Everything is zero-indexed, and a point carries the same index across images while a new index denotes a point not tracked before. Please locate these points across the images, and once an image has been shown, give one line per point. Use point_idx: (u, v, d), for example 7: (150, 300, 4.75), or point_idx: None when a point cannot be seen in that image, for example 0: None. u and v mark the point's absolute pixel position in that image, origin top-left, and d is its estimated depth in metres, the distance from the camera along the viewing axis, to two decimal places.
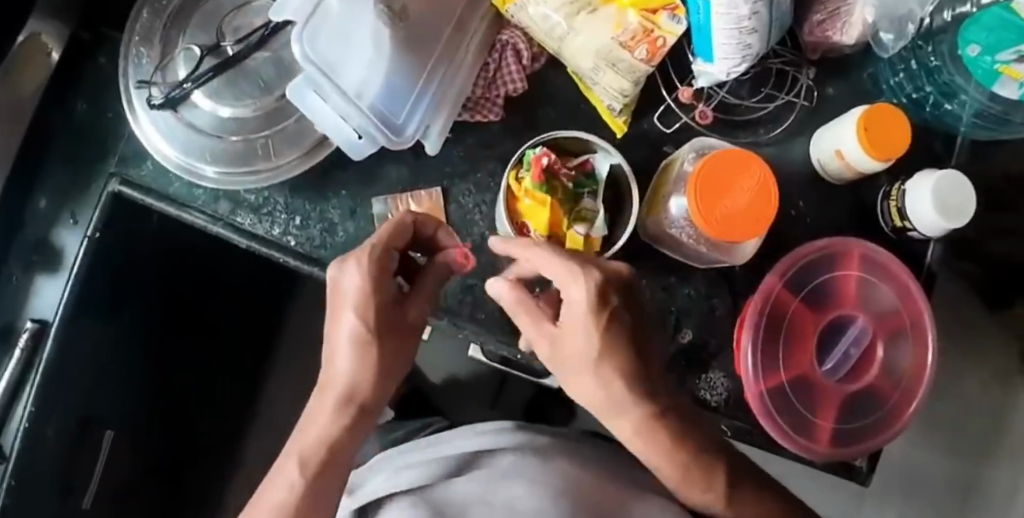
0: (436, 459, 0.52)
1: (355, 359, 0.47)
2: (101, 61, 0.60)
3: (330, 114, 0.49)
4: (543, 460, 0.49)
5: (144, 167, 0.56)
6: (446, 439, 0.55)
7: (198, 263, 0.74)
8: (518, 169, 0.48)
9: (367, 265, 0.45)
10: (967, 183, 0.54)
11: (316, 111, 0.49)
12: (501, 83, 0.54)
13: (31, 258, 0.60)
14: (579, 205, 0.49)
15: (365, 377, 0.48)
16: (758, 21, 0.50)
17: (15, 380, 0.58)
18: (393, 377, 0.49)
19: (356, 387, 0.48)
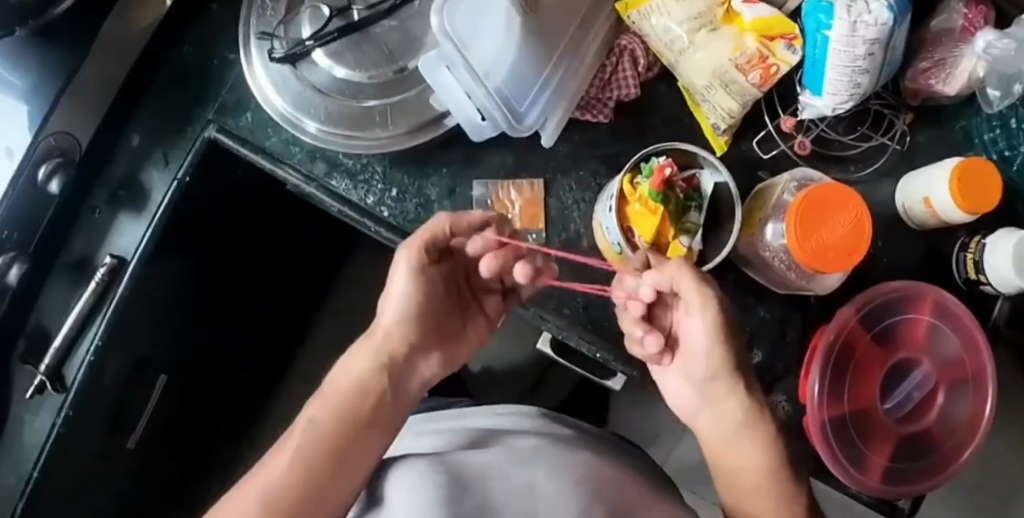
0: (458, 427, 0.51)
1: (409, 293, 0.46)
2: (214, 8, 0.60)
3: (456, 92, 0.49)
4: (569, 448, 0.46)
5: (245, 118, 0.57)
6: (473, 417, 0.53)
7: (264, 219, 0.74)
8: (634, 173, 0.49)
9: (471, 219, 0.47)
10: None
11: (445, 87, 0.49)
12: (614, 87, 0.55)
13: (117, 193, 0.60)
14: (686, 218, 0.51)
15: (403, 319, 0.47)
16: (873, 63, 0.52)
17: (85, 314, 0.58)
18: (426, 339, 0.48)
19: (392, 331, 0.47)
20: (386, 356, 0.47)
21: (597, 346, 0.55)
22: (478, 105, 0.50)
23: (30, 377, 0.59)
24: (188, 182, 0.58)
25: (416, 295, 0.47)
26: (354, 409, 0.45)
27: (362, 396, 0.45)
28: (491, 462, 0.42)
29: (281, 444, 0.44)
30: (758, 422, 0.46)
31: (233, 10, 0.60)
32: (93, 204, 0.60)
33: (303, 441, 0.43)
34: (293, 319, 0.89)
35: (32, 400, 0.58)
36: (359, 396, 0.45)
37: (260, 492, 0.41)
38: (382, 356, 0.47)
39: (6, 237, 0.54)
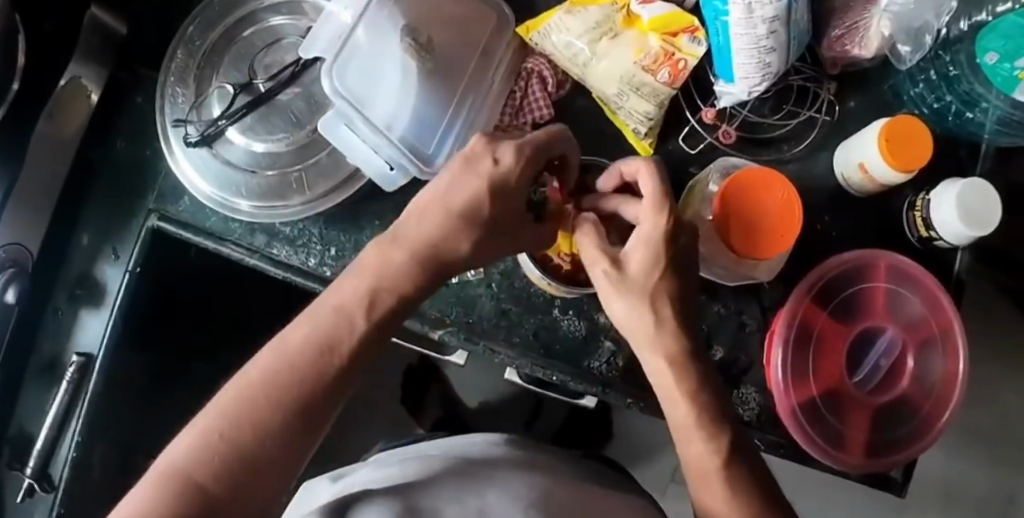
0: (420, 456, 0.51)
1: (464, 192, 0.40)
2: (138, 100, 0.62)
3: (362, 147, 0.51)
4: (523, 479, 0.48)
5: (182, 202, 0.59)
6: (438, 446, 0.53)
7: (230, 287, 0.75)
8: None
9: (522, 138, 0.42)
10: (973, 186, 0.53)
11: (351, 145, 0.51)
12: (528, 111, 0.55)
13: (76, 292, 0.61)
14: None
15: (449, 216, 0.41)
16: (777, 40, 0.52)
17: (62, 413, 0.60)
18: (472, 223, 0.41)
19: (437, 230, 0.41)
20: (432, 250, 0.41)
21: (552, 370, 0.56)
22: (386, 156, 0.51)
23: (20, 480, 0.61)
24: (141, 270, 0.60)
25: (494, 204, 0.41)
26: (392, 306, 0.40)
27: (390, 290, 0.40)
28: (442, 494, 0.42)
29: (299, 330, 0.37)
30: (665, 338, 0.42)
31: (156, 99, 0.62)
32: (54, 305, 0.62)
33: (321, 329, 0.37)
34: None
35: (26, 501, 0.60)
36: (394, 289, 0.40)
37: (267, 375, 0.36)
38: (419, 252, 0.41)
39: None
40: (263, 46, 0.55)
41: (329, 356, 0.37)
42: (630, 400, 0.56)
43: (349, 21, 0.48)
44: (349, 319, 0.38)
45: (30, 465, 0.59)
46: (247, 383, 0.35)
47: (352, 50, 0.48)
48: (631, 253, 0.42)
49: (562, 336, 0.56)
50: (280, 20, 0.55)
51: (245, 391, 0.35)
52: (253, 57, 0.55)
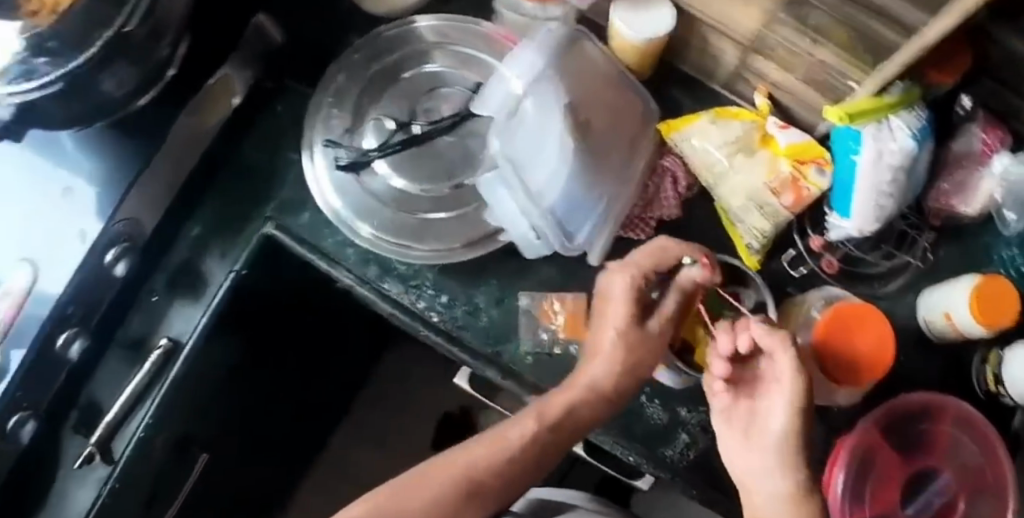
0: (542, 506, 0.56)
1: (610, 355, 0.50)
2: (278, 109, 0.65)
3: (512, 209, 0.52)
4: None
5: (302, 217, 0.60)
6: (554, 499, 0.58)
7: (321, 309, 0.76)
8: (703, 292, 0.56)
9: (631, 283, 0.49)
10: None
11: (502, 206, 0.52)
12: (657, 207, 0.59)
13: (176, 279, 0.63)
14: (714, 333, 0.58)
15: (606, 370, 0.50)
16: (898, 186, 0.57)
17: (139, 392, 0.61)
18: (631, 372, 0.50)
19: (599, 380, 0.50)
20: (596, 394, 0.49)
21: (630, 449, 0.59)
22: (535, 224, 0.52)
23: (81, 449, 0.61)
24: (245, 273, 0.61)
25: (635, 332, 0.50)
26: (553, 434, 0.48)
27: (565, 414, 0.48)
28: None
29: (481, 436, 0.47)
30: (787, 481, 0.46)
31: (297, 112, 0.65)
32: (153, 288, 0.63)
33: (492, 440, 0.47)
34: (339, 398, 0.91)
35: (82, 471, 0.61)
36: (559, 424, 0.48)
37: (447, 466, 0.45)
38: (594, 387, 0.49)
39: (71, 313, 0.56)
40: (426, 91, 0.58)
41: (498, 451, 0.46)
42: (695, 491, 0.59)
43: (522, 90, 0.50)
44: (522, 438, 0.47)
45: (95, 436, 0.60)
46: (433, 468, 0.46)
47: (523, 118, 0.50)
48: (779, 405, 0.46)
49: (644, 421, 0.60)
50: (438, 68, 0.58)
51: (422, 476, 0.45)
52: (416, 100, 0.57)
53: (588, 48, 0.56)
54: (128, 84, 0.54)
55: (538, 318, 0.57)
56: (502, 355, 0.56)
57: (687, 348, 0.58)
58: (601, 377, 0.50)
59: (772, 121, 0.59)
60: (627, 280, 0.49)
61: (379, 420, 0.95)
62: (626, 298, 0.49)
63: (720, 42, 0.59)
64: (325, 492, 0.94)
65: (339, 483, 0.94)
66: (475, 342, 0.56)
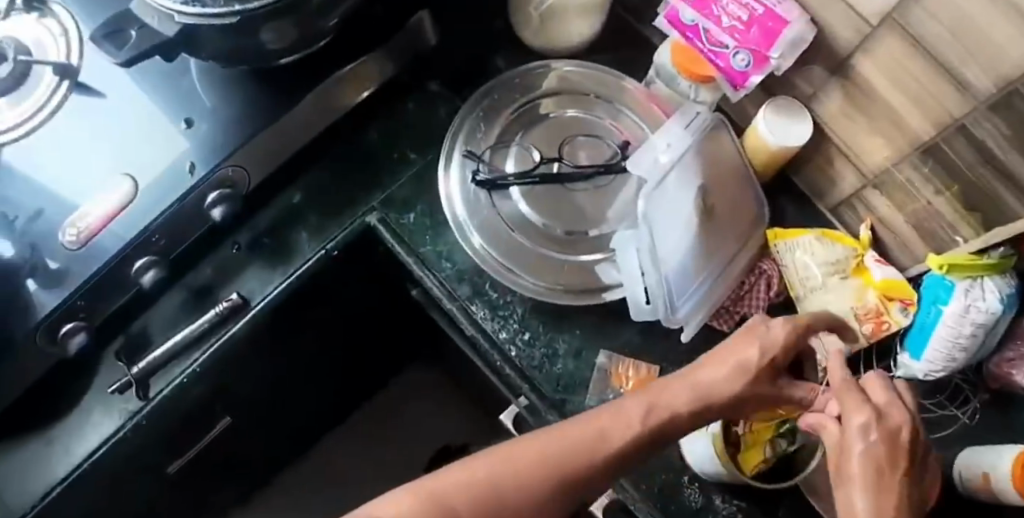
0: None
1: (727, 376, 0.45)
2: (410, 107, 0.66)
3: (633, 268, 0.53)
4: None
5: (408, 217, 0.60)
6: None
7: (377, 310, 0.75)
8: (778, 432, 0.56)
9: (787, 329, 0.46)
10: None
11: (626, 263, 0.53)
12: (746, 304, 0.60)
13: (262, 239, 0.63)
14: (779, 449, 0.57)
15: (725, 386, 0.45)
16: (973, 342, 0.58)
17: (196, 336, 0.60)
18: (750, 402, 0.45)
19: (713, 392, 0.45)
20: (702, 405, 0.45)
21: None
22: (648, 288, 0.53)
23: (118, 374, 0.61)
24: (334, 254, 0.61)
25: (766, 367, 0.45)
26: (653, 435, 0.43)
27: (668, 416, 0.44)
28: None
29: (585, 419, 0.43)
30: None
31: (427, 115, 0.65)
32: (237, 240, 0.63)
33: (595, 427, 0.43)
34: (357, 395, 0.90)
35: (112, 397, 0.60)
36: (660, 424, 0.44)
37: (546, 449, 0.42)
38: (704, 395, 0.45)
39: (154, 241, 0.57)
40: (574, 134, 0.58)
41: (600, 444, 0.42)
42: None
43: (668, 162, 0.52)
44: (622, 430, 0.43)
45: (137, 367, 0.59)
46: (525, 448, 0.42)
47: (666, 185, 0.52)
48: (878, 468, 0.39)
49: (680, 502, 0.60)
50: (586, 116, 0.60)
51: (497, 464, 0.41)
52: (564, 139, 0.58)
53: (726, 140, 0.58)
54: (287, 38, 0.55)
55: (610, 379, 0.56)
56: (567, 405, 0.56)
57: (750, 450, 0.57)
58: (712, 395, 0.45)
59: (871, 253, 0.63)
60: (786, 330, 0.46)
61: (383, 431, 0.93)
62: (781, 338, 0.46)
63: (843, 167, 0.62)
64: (307, 484, 0.91)
65: (324, 481, 0.91)
66: (544, 385, 0.56)
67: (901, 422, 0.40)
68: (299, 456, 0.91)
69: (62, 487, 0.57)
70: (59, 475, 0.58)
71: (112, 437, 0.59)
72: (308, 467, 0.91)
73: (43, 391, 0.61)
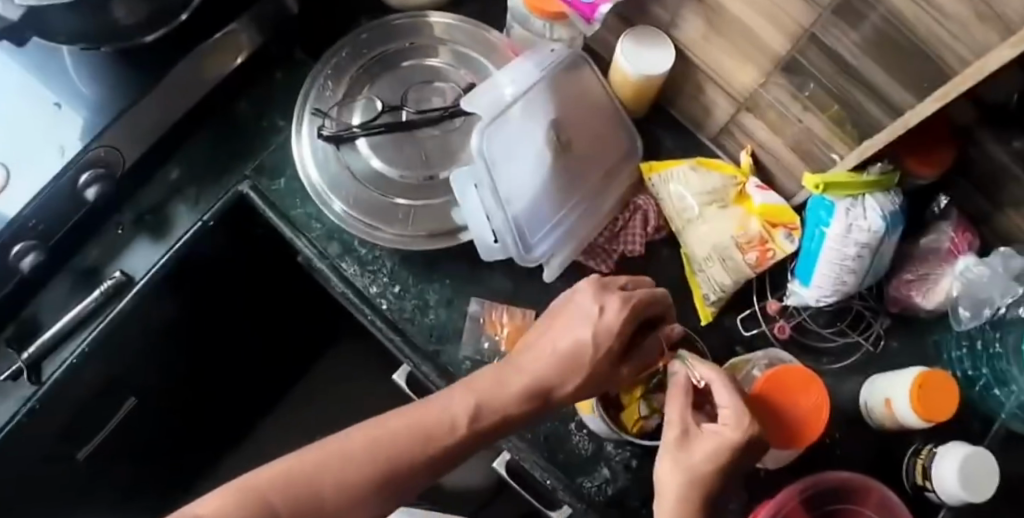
0: None
1: (560, 354, 0.48)
2: (276, 77, 0.67)
3: (474, 206, 0.53)
4: None
5: (278, 182, 0.58)
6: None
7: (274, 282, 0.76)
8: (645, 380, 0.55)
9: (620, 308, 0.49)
10: (984, 454, 0.55)
11: (467, 205, 0.53)
12: (623, 240, 0.59)
13: (144, 216, 0.63)
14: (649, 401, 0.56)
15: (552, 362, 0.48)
16: (860, 264, 0.57)
17: (83, 315, 0.60)
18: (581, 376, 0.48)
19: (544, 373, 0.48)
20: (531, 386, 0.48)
21: (549, 473, 0.57)
22: (494, 226, 0.53)
23: (9, 361, 0.60)
24: (211, 225, 0.62)
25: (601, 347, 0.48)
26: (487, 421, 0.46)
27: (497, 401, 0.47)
28: None
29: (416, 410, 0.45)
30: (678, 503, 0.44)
31: (293, 83, 0.67)
32: (118, 221, 0.64)
33: (419, 415, 0.44)
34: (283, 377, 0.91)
35: (2, 386, 0.59)
36: (492, 408, 0.46)
37: (373, 445, 0.42)
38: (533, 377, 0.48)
39: (33, 226, 0.56)
40: (420, 81, 0.59)
41: (437, 435, 0.44)
42: None
43: (509, 96, 0.52)
44: (453, 422, 0.45)
45: (27, 353, 0.58)
46: (361, 441, 0.42)
47: (505, 120, 0.52)
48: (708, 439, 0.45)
49: (568, 448, 0.58)
50: (435, 63, 0.60)
51: (334, 456, 0.41)
52: (409, 88, 0.59)
53: (588, 75, 0.57)
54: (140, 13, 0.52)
55: (484, 327, 0.55)
56: (441, 355, 0.55)
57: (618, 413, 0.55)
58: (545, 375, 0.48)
59: (752, 181, 0.60)
60: (619, 305, 0.49)
61: (312, 415, 0.92)
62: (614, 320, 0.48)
63: (714, 93, 0.61)
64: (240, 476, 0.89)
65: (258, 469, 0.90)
66: (417, 337, 0.55)
67: (736, 416, 0.46)
68: (229, 445, 0.90)
69: None
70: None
71: (7, 423, 0.56)
72: (240, 456, 0.90)
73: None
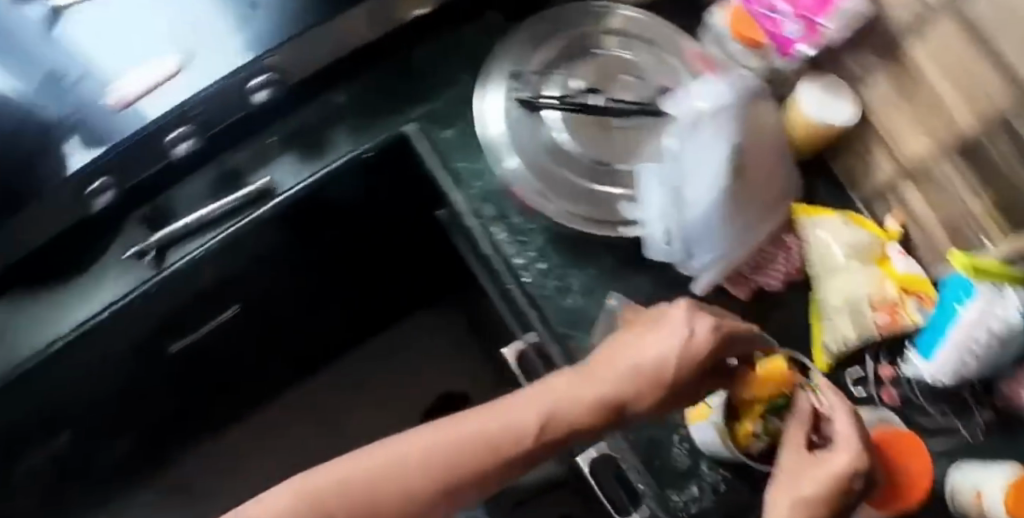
0: None
1: (640, 375, 0.45)
2: (464, 33, 0.68)
3: (653, 203, 0.55)
4: None
5: (447, 131, 0.61)
6: None
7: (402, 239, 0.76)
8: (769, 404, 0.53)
9: (710, 335, 0.46)
10: None
11: (648, 200, 0.55)
12: (765, 274, 0.61)
13: (299, 135, 0.64)
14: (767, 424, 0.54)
15: (627, 387, 0.45)
16: (990, 352, 0.54)
17: (225, 212, 0.61)
18: (654, 397, 0.45)
19: (621, 393, 0.44)
20: (614, 403, 0.44)
21: (643, 479, 0.57)
22: (667, 227, 0.55)
23: (135, 241, 0.62)
24: (367, 157, 0.62)
25: (680, 377, 0.45)
26: (563, 434, 0.43)
27: (577, 413, 0.43)
28: None
29: (484, 411, 0.42)
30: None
31: (479, 43, 0.67)
32: (276, 133, 0.65)
33: (505, 419, 0.41)
34: (361, 333, 0.90)
35: (125, 262, 0.61)
36: (565, 414, 0.43)
37: (439, 449, 0.39)
38: (606, 396, 0.44)
39: (188, 115, 0.56)
40: (613, 72, 0.61)
41: (505, 445, 0.41)
42: None
43: (708, 107, 0.52)
44: (534, 429, 0.42)
45: (156, 237, 0.61)
46: (423, 446, 0.39)
47: (701, 127, 0.52)
48: (824, 466, 0.45)
49: (666, 458, 0.59)
50: (628, 58, 0.61)
51: (403, 458, 0.38)
52: (603, 74, 0.60)
53: (768, 109, 0.59)
54: None
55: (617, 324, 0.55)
56: (571, 340, 0.55)
57: (733, 427, 0.55)
58: (621, 394, 0.44)
59: (894, 245, 0.61)
60: (698, 322, 0.46)
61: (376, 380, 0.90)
62: (700, 353, 0.45)
63: (880, 156, 0.62)
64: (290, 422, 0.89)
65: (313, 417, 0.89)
66: (552, 316, 0.56)
67: (852, 455, 0.44)
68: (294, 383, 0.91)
69: (64, 340, 0.57)
70: (60, 331, 0.58)
71: (120, 299, 0.58)
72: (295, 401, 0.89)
73: (58, 254, 0.60)
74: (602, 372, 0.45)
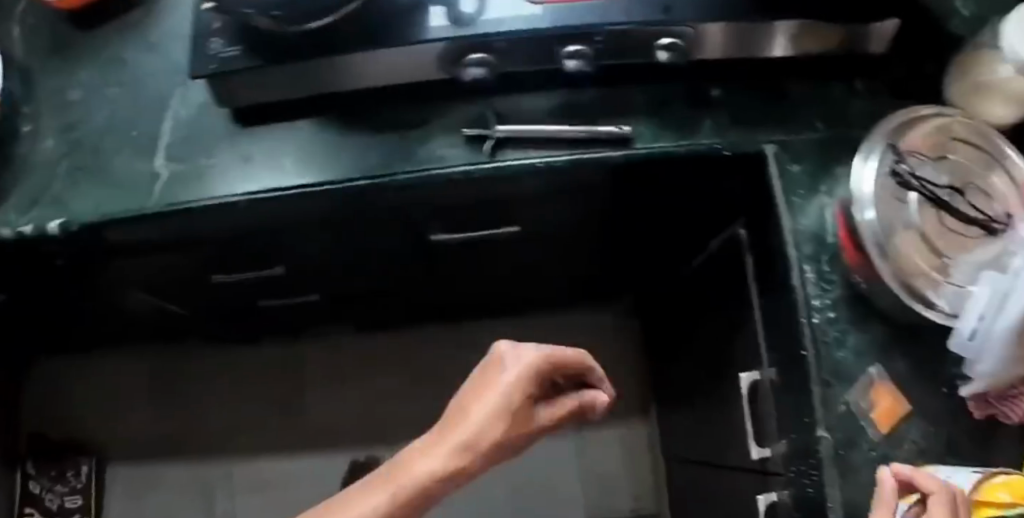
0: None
1: (495, 413, 0.38)
2: (835, 82, 0.68)
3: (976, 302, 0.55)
4: None
5: (794, 166, 0.65)
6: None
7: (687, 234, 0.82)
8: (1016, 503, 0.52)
9: (523, 375, 0.40)
10: None
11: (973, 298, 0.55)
12: (1011, 407, 0.61)
13: (659, 101, 0.65)
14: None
15: (490, 435, 0.37)
16: None
17: (571, 137, 0.62)
18: (503, 441, 0.38)
19: (483, 437, 0.37)
20: (473, 445, 0.36)
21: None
22: (976, 327, 0.55)
23: (477, 123, 0.64)
24: (723, 153, 0.63)
25: (517, 421, 0.38)
26: (486, 453, 0.37)
27: (486, 447, 0.37)
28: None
29: (395, 464, 0.36)
30: None
31: (849, 96, 0.68)
32: (644, 90, 0.66)
33: (449, 455, 0.36)
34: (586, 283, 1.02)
35: (463, 138, 0.64)
36: (498, 441, 0.37)
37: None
38: (492, 423, 0.37)
39: (597, 42, 0.60)
40: (976, 179, 0.61)
41: (408, 507, 0.34)
42: None
43: None
44: (446, 484, 0.36)
45: (503, 130, 0.62)
46: (340, 515, 0.33)
47: None
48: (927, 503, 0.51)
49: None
50: (992, 173, 0.62)
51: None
52: (965, 178, 0.61)
53: None
54: None
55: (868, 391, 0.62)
56: (832, 388, 0.62)
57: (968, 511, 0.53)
58: (481, 441, 0.36)
59: None
60: (533, 358, 0.40)
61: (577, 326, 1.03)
62: (518, 405, 0.39)
63: None
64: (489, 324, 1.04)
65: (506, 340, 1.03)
66: (825, 362, 0.62)
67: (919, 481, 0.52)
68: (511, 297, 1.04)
69: (369, 182, 0.61)
70: (360, 172, 0.63)
71: (444, 169, 0.60)
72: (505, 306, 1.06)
73: (393, 95, 0.66)
74: (502, 379, 0.39)
